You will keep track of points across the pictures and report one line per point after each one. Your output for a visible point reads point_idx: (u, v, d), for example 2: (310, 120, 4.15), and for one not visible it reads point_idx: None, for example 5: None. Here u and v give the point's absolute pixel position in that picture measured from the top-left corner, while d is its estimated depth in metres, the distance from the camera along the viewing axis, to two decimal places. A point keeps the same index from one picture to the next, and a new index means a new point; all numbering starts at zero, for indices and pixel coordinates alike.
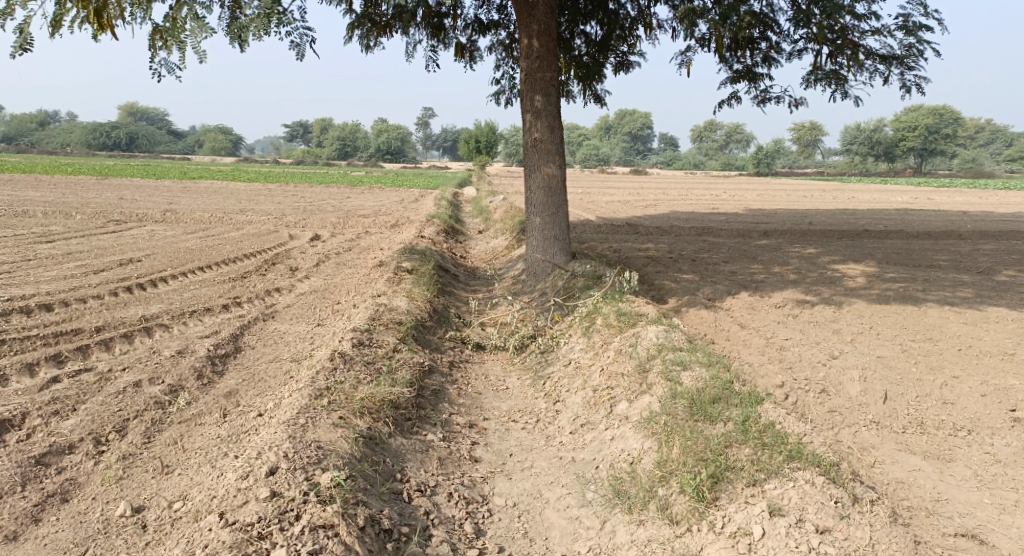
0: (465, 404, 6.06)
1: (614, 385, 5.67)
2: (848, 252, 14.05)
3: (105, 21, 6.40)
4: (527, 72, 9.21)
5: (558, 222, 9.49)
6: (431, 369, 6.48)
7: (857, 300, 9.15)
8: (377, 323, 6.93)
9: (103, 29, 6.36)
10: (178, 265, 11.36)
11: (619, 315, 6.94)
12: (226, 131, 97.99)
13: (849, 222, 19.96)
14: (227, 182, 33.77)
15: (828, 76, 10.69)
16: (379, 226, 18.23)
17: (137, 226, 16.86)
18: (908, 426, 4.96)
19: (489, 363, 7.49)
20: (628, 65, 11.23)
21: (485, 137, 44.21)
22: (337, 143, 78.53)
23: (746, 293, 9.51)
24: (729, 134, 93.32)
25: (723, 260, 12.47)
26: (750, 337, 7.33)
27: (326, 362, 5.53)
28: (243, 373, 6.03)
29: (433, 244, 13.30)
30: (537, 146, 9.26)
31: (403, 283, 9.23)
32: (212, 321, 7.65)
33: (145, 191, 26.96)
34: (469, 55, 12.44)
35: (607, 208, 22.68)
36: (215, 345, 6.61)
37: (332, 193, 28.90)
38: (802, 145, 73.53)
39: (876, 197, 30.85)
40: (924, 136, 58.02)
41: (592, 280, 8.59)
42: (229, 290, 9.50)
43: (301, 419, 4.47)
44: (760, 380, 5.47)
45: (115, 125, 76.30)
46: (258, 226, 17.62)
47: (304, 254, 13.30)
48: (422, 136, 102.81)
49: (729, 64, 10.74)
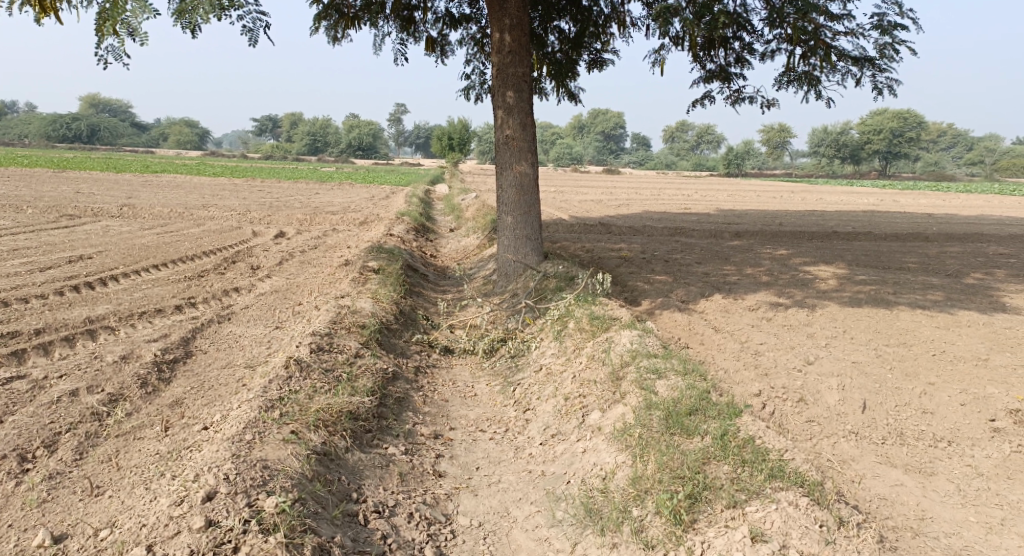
0: (431, 413, 5.79)
1: (586, 393, 5.43)
2: (819, 253, 13.99)
3: (49, 5, 6.11)
4: (498, 67, 8.95)
5: (530, 221, 9.23)
6: (394, 375, 6.19)
7: (830, 302, 9.03)
8: (339, 326, 6.62)
9: (46, 13, 6.07)
10: (133, 262, 10.96)
11: (591, 319, 6.70)
12: (193, 124, 96.46)
13: (819, 223, 19.98)
14: (192, 177, 33.08)
15: (801, 78, 10.57)
16: (347, 223, 17.86)
17: (93, 221, 16.32)
18: (887, 437, 4.76)
19: (456, 368, 7.22)
20: (601, 62, 11.01)
21: (458, 134, 43.84)
22: (307, 138, 77.56)
23: (719, 295, 9.35)
24: (700, 135, 93.96)
25: (695, 261, 12.32)
26: (725, 341, 7.14)
27: (281, 370, 5.23)
28: (190, 381, 5.78)
29: (401, 242, 12.98)
30: (509, 143, 9.00)
31: (369, 283, 8.92)
32: (161, 325, 7.36)
33: (104, 185, 26.28)
34: (439, 49, 12.14)
35: (579, 207, 22.52)
36: (162, 350, 6.37)
37: (299, 189, 28.40)
38: (771, 146, 74.17)
39: (843, 199, 31.13)
40: (889, 139, 58.80)
41: (564, 281, 8.34)
42: (184, 290, 9.15)
43: (246, 436, 4.17)
44: (736, 388, 5.26)
45: (77, 118, 74.61)
46: (221, 222, 17.17)
47: (266, 252, 12.93)
48: (394, 133, 102.06)
49: (702, 64, 10.56)
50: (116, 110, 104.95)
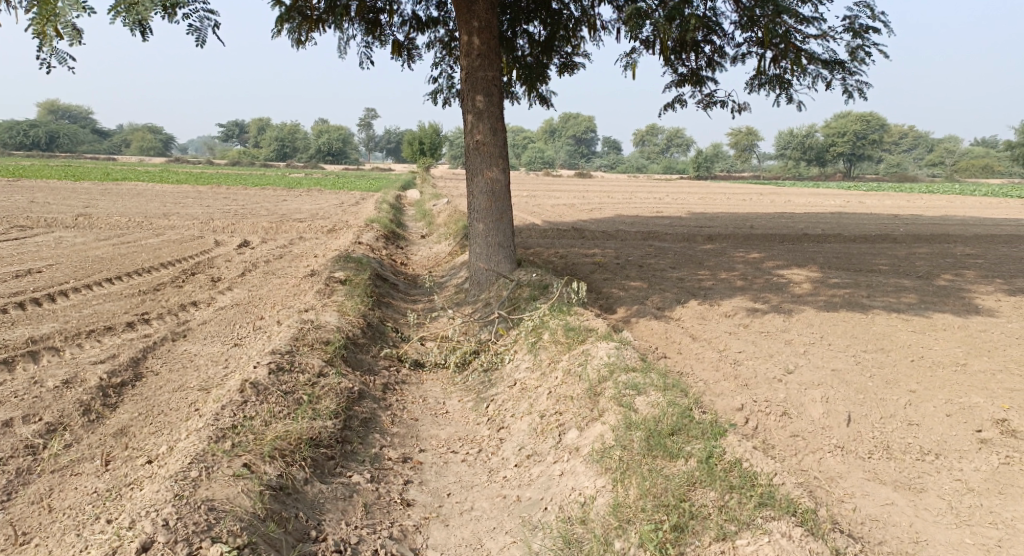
0: (400, 434, 5.52)
1: (561, 411, 5.20)
2: (792, 256, 13.93)
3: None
4: (467, 71, 8.69)
5: (502, 228, 8.99)
6: (361, 394, 5.90)
7: (806, 307, 8.90)
8: (301, 343, 6.31)
9: None
10: (86, 276, 10.53)
11: (565, 331, 6.47)
12: (157, 130, 94.88)
13: (789, 226, 20.00)
14: (156, 184, 32.39)
15: (772, 81, 10.47)
16: (314, 230, 17.50)
17: (47, 232, 15.75)
18: (874, 451, 4.58)
19: (427, 383, 6.94)
20: (572, 66, 10.82)
21: (427, 139, 43.43)
22: (274, 144, 76.60)
23: (695, 301, 9.17)
24: (669, 138, 94.53)
25: (669, 266, 12.16)
26: (703, 350, 6.95)
27: (237, 395, 4.93)
28: (138, 408, 5.48)
29: (369, 250, 12.65)
30: (479, 149, 8.74)
31: (334, 295, 8.61)
32: (111, 344, 7.01)
33: (63, 193, 25.54)
34: (405, 53, 11.85)
35: (550, 211, 22.37)
36: (109, 374, 6.05)
37: (265, 196, 27.86)
38: (738, 149, 74.77)
39: (812, 200, 31.38)
40: (853, 141, 59.57)
41: (537, 290, 8.11)
42: (139, 305, 8.77)
43: (192, 472, 3.87)
44: (718, 402, 5.05)
45: (35, 124, 72.84)
46: (182, 232, 16.69)
47: (229, 263, 12.55)
48: (363, 137, 101.30)
49: (673, 67, 10.41)
50: (78, 117, 102.76)
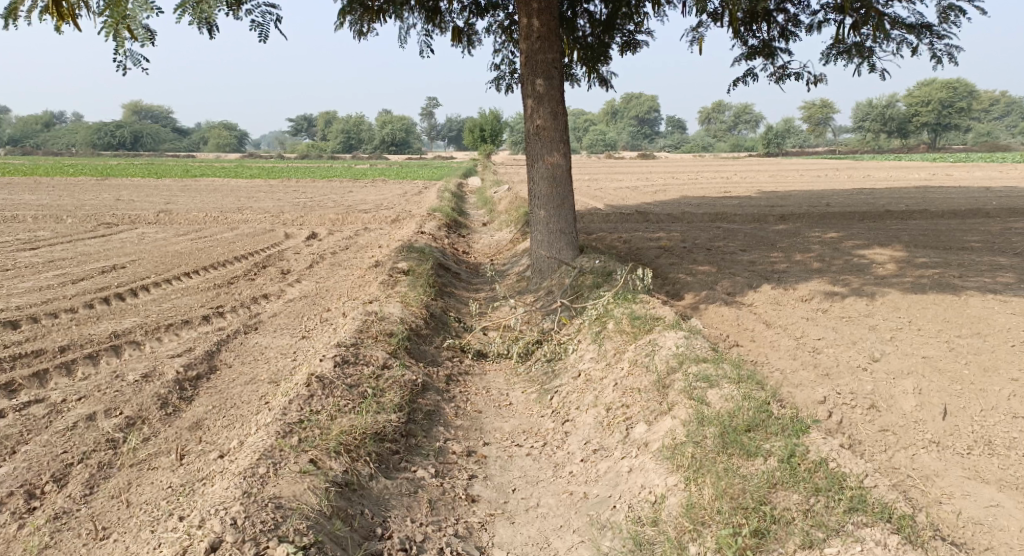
0: (464, 426, 5.43)
1: (630, 404, 5.01)
2: (873, 235, 13.28)
3: (67, 12, 5.83)
4: (526, 55, 8.49)
5: (564, 215, 8.79)
6: (425, 386, 5.84)
7: (891, 289, 8.43)
8: (365, 336, 6.27)
9: (63, 20, 5.78)
10: (164, 271, 10.78)
11: (632, 320, 6.26)
12: (230, 127, 97.61)
13: (868, 202, 19.13)
14: (229, 179, 33.23)
15: (851, 49, 9.93)
16: (380, 221, 17.61)
17: (129, 228, 16.29)
18: (974, 446, 4.25)
19: (491, 375, 6.83)
20: (635, 44, 10.49)
21: (490, 126, 43.30)
22: (342, 135, 77.78)
23: (769, 285, 8.80)
24: (738, 115, 92.06)
25: (740, 249, 11.75)
26: (779, 338, 6.64)
27: (303, 389, 4.81)
28: (213, 401, 5.36)
29: (433, 240, 12.63)
30: (540, 134, 8.56)
31: (398, 286, 8.57)
32: (187, 338, 7.04)
33: (142, 191, 26.43)
34: (465, 39, 11.72)
35: (615, 195, 22.01)
36: (185, 366, 5.98)
37: (333, 188, 28.27)
38: (812, 123, 72.19)
39: (893, 174, 30.03)
40: (936, 111, 56.71)
41: (601, 278, 7.92)
42: (213, 298, 8.86)
43: (260, 469, 3.83)
44: (798, 394, 4.78)
45: (117, 125, 75.78)
46: (254, 225, 17.02)
47: (298, 255, 12.69)
48: (427, 126, 102.01)
49: (743, 39, 9.98)
50: (157, 116, 106.61)
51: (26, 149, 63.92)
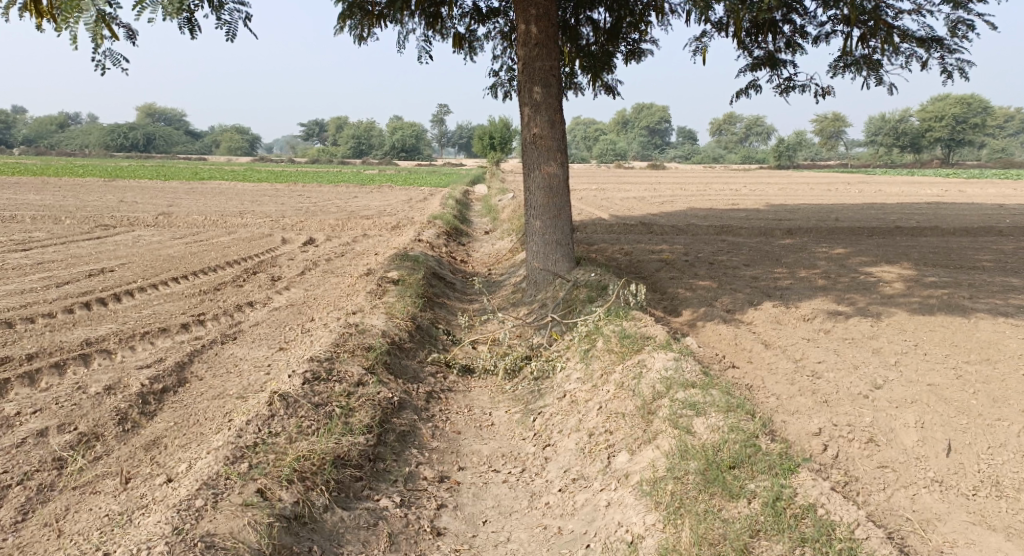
0: (439, 449, 5.14)
1: (613, 430, 4.72)
2: (881, 252, 12.94)
3: (44, 9, 5.44)
4: (523, 62, 8.23)
5: (561, 226, 8.50)
6: (401, 404, 5.56)
7: (897, 310, 8.11)
8: (342, 350, 5.99)
9: (42, 17, 5.37)
10: (152, 275, 10.56)
11: (622, 338, 5.97)
12: (242, 130, 97.96)
13: (878, 218, 18.78)
14: (236, 182, 33.14)
15: (859, 62, 9.66)
16: (380, 227, 17.38)
17: (126, 231, 16.13)
18: (980, 487, 3.93)
19: (475, 392, 6.55)
20: (639, 53, 10.23)
21: (499, 134, 43.07)
22: (352, 141, 77.84)
23: (770, 303, 8.50)
24: (750, 127, 91.68)
25: (743, 263, 11.45)
26: (777, 360, 6.34)
27: (264, 408, 4.52)
28: (176, 417, 5.19)
29: (429, 248, 12.36)
30: (536, 142, 8.29)
31: (386, 297, 8.30)
32: (161, 347, 6.81)
33: (147, 193, 26.34)
34: (467, 46, 11.49)
35: (621, 205, 21.74)
36: (151, 379, 5.77)
37: (338, 193, 28.11)
38: (824, 136, 71.68)
39: (906, 189, 29.61)
40: (951, 126, 56.15)
41: (595, 292, 7.63)
42: (196, 306, 8.63)
43: (198, 501, 3.59)
44: (792, 424, 4.47)
45: (130, 126, 76.07)
46: (252, 230, 16.83)
47: (292, 261, 12.47)
48: (438, 133, 102.04)
49: (748, 50, 9.71)
50: (171, 118, 107.10)
51: (39, 149, 64.23)
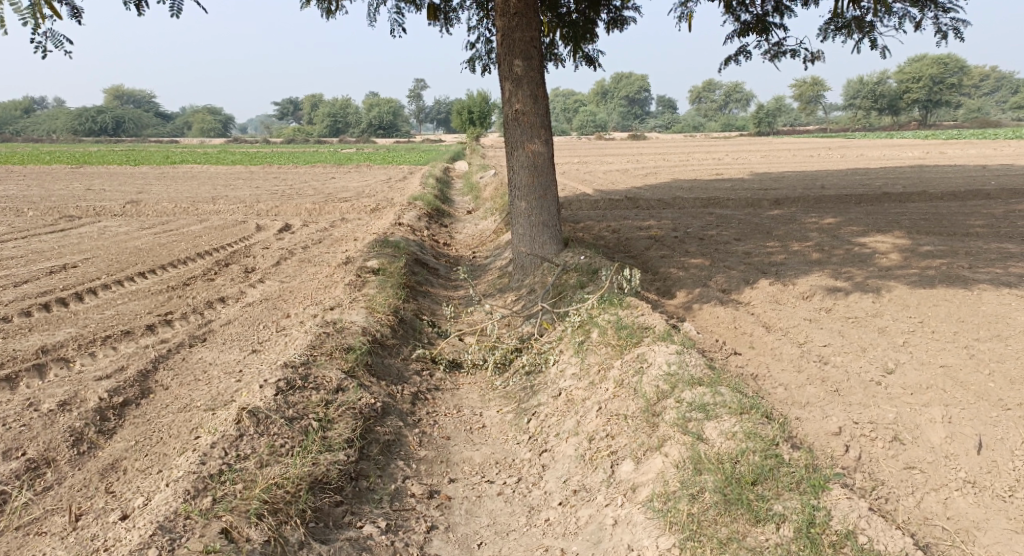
0: (427, 459, 4.77)
1: (615, 434, 4.37)
2: (872, 220, 12.64)
3: None
4: (502, 33, 7.76)
5: (547, 206, 8.09)
6: (384, 410, 5.16)
7: (897, 283, 7.80)
8: (319, 353, 5.57)
9: None
10: (118, 270, 10.05)
11: (618, 329, 5.60)
12: (215, 112, 96.20)
13: (864, 184, 18.50)
14: (209, 165, 32.34)
15: (850, 24, 9.28)
16: (358, 210, 16.87)
17: (93, 222, 15.51)
18: (1017, 487, 3.63)
19: (463, 389, 6.16)
20: (622, 21, 9.78)
21: (477, 108, 42.30)
22: (328, 119, 76.58)
23: (766, 280, 8.16)
24: (728, 94, 91.14)
25: (733, 237, 11.11)
26: (780, 345, 6.00)
27: (231, 427, 4.13)
28: (137, 435, 4.78)
29: (409, 232, 11.91)
30: (518, 119, 7.85)
31: (365, 288, 7.87)
32: (125, 353, 6.36)
33: (118, 180, 25.58)
34: (442, 17, 10.96)
35: (604, 178, 21.30)
36: (111, 392, 5.34)
37: (313, 174, 27.42)
38: (803, 101, 71.36)
39: (889, 153, 29.39)
40: (929, 87, 55.95)
41: (586, 278, 7.26)
42: (164, 303, 8.16)
43: (152, 550, 3.24)
44: (810, 423, 4.13)
45: (100, 110, 74.37)
46: (226, 217, 16.27)
47: (267, 250, 11.98)
48: (415, 109, 100.66)
49: (734, 14, 9.30)
50: (142, 101, 104.66)
51: (7, 137, 62.67)
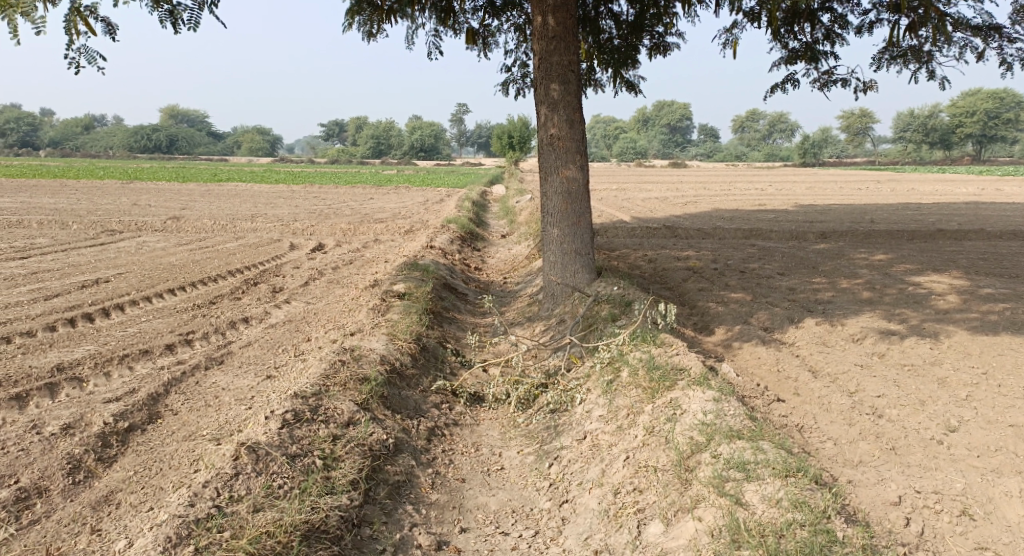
0: (440, 504, 4.43)
1: (642, 488, 3.99)
2: (926, 258, 12.05)
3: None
4: (540, 57, 7.48)
5: (580, 234, 7.74)
6: (396, 448, 4.82)
7: (955, 328, 7.28)
8: (331, 383, 5.24)
9: None
10: (147, 286, 9.92)
11: (650, 370, 5.20)
12: (264, 131, 98.16)
13: (914, 219, 17.83)
14: (253, 183, 32.68)
15: (906, 54, 8.83)
16: (393, 232, 16.68)
17: (131, 236, 15.56)
18: None
19: (484, 426, 5.80)
20: (665, 47, 9.45)
21: (517, 132, 42.21)
22: (371, 141, 77.41)
23: (812, 319, 7.69)
24: (773, 124, 90.07)
25: (777, 272, 10.63)
26: (828, 394, 5.57)
27: (227, 464, 3.87)
28: (137, 464, 4.50)
29: (441, 256, 11.64)
30: (554, 144, 7.53)
31: (389, 314, 7.57)
32: (138, 374, 6.11)
33: (162, 195, 25.90)
34: (481, 41, 10.74)
35: (643, 206, 20.89)
36: (117, 416, 5.07)
37: (352, 195, 27.48)
38: (851, 133, 70.10)
39: (941, 187, 28.49)
40: (983, 121, 54.46)
41: (618, 310, 6.89)
42: (187, 322, 7.94)
43: None
44: (869, 491, 3.89)
45: (153, 127, 76.28)
46: (261, 235, 16.21)
47: (297, 270, 11.79)
48: (458, 132, 101.35)
49: (782, 42, 8.92)
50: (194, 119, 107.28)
51: (64, 152, 64.62)
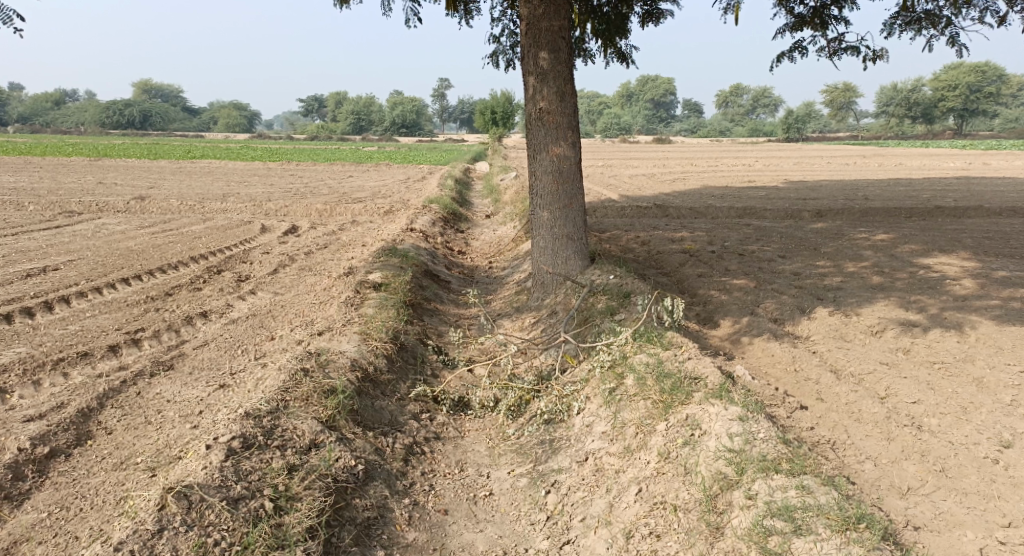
0: (416, 546, 3.81)
1: (660, 532, 3.63)
2: (930, 237, 11.45)
3: None
4: (527, 22, 6.73)
5: (572, 217, 7.01)
6: (368, 474, 4.13)
7: (979, 317, 6.68)
8: (291, 398, 4.50)
9: None
10: (100, 275, 9.08)
11: (660, 380, 4.53)
12: (241, 107, 96.23)
13: (910, 195, 17.23)
14: (226, 161, 31.53)
15: (922, 19, 8.14)
16: (371, 212, 15.85)
17: (91, 218, 14.61)
18: None
19: (469, 439, 5.10)
20: (660, 15, 8.72)
21: (500, 108, 41.18)
22: (351, 117, 75.87)
23: (823, 309, 7.05)
24: (756, 99, 89.42)
25: (777, 254, 9.99)
26: (858, 399, 4.95)
27: (150, 516, 3.38)
28: (54, 503, 3.79)
29: (420, 239, 10.90)
30: (542, 119, 6.80)
31: (363, 308, 6.84)
32: (71, 384, 5.29)
33: (130, 174, 24.79)
34: (462, 8, 9.93)
35: (631, 183, 20.15)
36: (36, 439, 4.30)
37: (331, 173, 26.55)
38: (835, 107, 69.58)
39: (928, 162, 28.04)
40: (965, 95, 53.95)
41: (616, 303, 6.24)
42: (137, 318, 7.13)
43: None
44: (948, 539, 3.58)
45: (127, 103, 74.30)
46: (231, 216, 15.31)
47: (266, 255, 10.98)
48: (438, 109, 99.63)
49: (788, 6, 8.21)
50: (170, 96, 105.18)
51: (37, 128, 62.64)
